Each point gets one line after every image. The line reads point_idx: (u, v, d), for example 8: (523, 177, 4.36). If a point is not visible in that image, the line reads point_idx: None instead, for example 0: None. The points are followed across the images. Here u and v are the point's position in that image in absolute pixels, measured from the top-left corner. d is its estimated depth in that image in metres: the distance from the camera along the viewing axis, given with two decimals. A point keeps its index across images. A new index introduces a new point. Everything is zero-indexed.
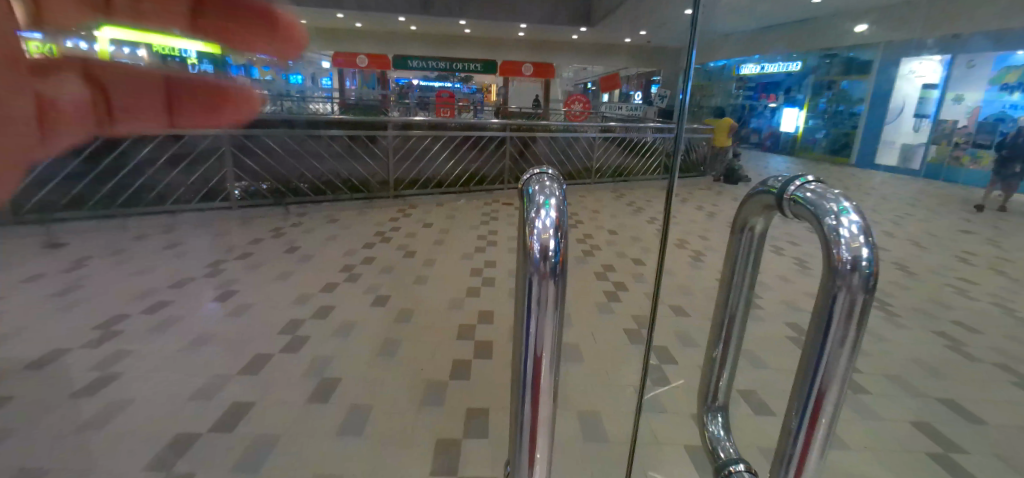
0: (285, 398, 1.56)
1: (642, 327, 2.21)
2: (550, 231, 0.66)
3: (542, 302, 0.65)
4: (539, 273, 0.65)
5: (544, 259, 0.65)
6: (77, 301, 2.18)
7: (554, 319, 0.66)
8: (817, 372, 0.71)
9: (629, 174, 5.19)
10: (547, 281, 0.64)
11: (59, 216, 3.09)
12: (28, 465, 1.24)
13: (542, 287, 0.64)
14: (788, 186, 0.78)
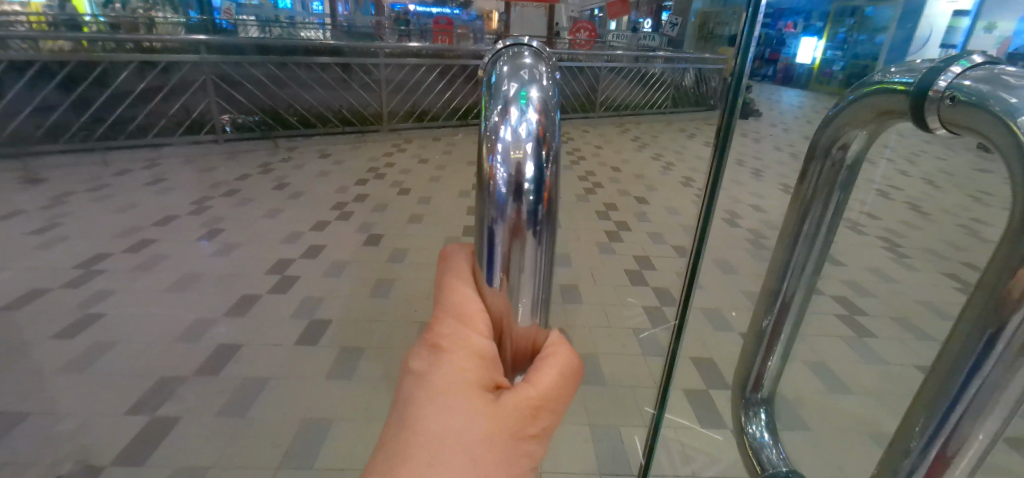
0: (274, 340, 1.51)
1: (644, 268, 2.15)
2: (526, 147, 0.36)
3: (515, 275, 0.37)
4: (505, 226, 0.36)
5: (516, 200, 0.36)
6: (60, 238, 2.13)
7: (538, 302, 0.38)
8: (956, 403, 0.37)
9: (639, 108, 4.95)
10: (522, 240, 0.37)
11: (35, 148, 2.95)
12: (15, 401, 1.24)
13: (512, 252, 0.36)
14: (940, 74, 0.41)
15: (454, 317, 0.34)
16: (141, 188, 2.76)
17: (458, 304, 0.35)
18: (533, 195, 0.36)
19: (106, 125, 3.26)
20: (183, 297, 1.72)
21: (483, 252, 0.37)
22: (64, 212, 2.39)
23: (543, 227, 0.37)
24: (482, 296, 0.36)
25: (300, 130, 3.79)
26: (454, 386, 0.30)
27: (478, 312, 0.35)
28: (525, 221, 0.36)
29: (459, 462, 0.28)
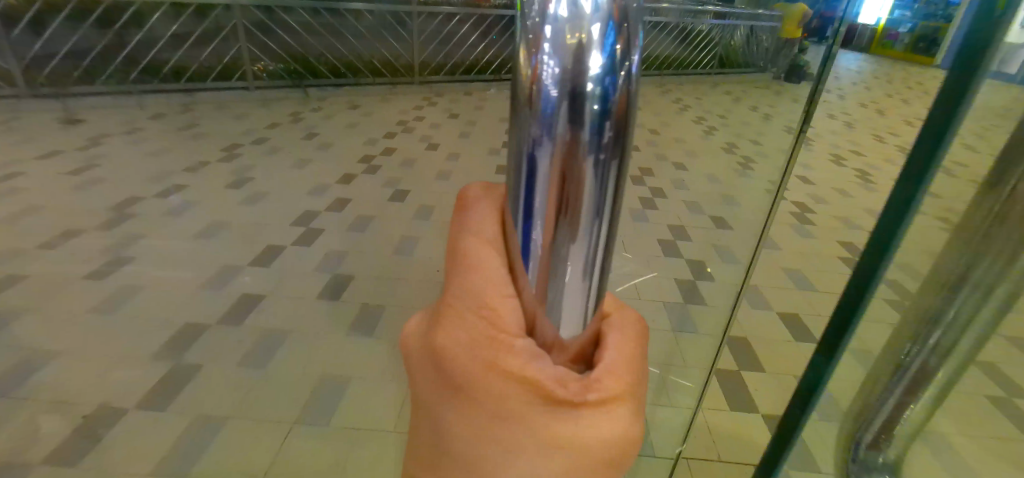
0: (297, 292, 1.51)
1: (677, 238, 2.05)
2: (592, 29, 0.25)
3: (564, 231, 0.29)
4: (553, 166, 0.27)
5: (572, 118, 0.26)
6: (96, 179, 2.16)
7: (590, 263, 0.31)
8: None
9: (685, 68, 4.71)
10: (575, 188, 0.28)
11: (73, 90, 2.99)
12: (49, 338, 1.28)
13: (558, 210, 0.28)
14: None
15: (483, 339, 0.30)
16: (174, 133, 2.77)
17: (487, 309, 0.30)
18: (598, 108, 0.26)
19: (141, 68, 3.26)
20: (209, 245, 1.73)
21: (520, 200, 0.29)
22: (101, 153, 2.43)
23: (607, 164, 0.28)
24: (519, 293, 0.31)
25: (330, 80, 3.72)
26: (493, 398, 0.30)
27: (515, 323, 0.30)
28: (580, 163, 0.27)
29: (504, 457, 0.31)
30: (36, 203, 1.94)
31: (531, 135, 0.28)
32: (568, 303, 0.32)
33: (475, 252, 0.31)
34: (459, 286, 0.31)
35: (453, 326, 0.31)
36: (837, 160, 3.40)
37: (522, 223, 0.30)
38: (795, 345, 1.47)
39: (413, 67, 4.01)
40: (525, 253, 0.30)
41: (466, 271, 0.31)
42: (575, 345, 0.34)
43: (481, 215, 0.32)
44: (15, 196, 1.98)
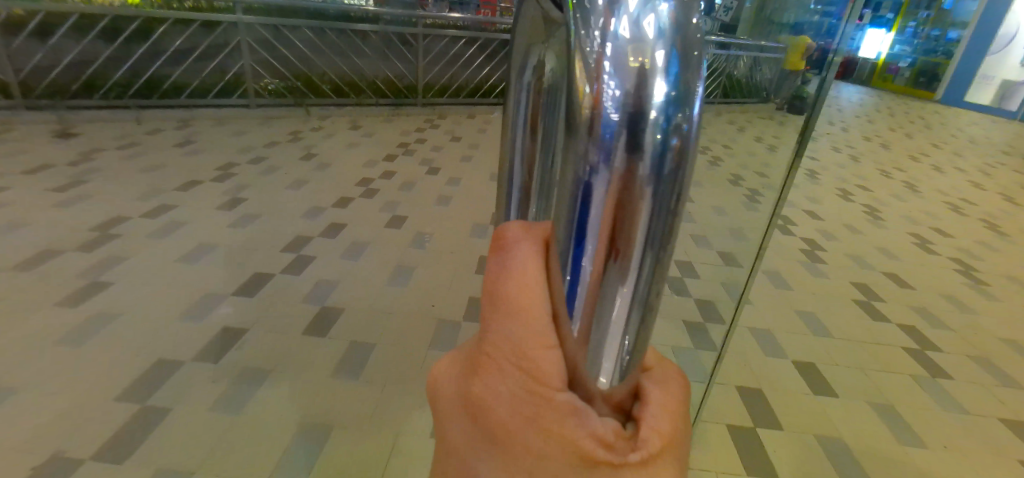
0: (281, 326, 1.42)
1: (685, 273, 1.97)
2: (653, 55, 0.23)
3: (618, 264, 0.25)
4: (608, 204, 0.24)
5: (632, 144, 0.23)
6: (83, 195, 2.09)
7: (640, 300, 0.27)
8: None
9: None
10: (632, 227, 0.24)
11: (70, 102, 2.94)
12: (9, 371, 1.19)
13: (613, 243, 0.25)
14: None
15: (522, 393, 0.25)
16: (170, 149, 2.71)
17: (525, 357, 0.25)
18: (661, 137, 0.23)
19: (141, 82, 3.22)
20: (194, 270, 1.64)
21: (562, 236, 0.26)
22: (91, 168, 2.36)
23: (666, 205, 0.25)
24: (561, 340, 0.26)
25: (332, 99, 3.69)
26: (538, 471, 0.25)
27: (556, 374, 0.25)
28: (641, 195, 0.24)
29: None
30: (16, 220, 1.86)
31: (583, 165, 0.24)
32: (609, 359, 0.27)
33: (508, 283, 0.26)
34: (492, 329, 0.27)
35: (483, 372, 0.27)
36: (844, 193, 3.34)
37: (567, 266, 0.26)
38: (814, 398, 1.38)
39: (416, 88, 4.00)
40: (572, 294, 0.26)
41: (500, 315, 0.26)
42: (619, 398, 0.29)
43: (516, 239, 0.28)
44: None
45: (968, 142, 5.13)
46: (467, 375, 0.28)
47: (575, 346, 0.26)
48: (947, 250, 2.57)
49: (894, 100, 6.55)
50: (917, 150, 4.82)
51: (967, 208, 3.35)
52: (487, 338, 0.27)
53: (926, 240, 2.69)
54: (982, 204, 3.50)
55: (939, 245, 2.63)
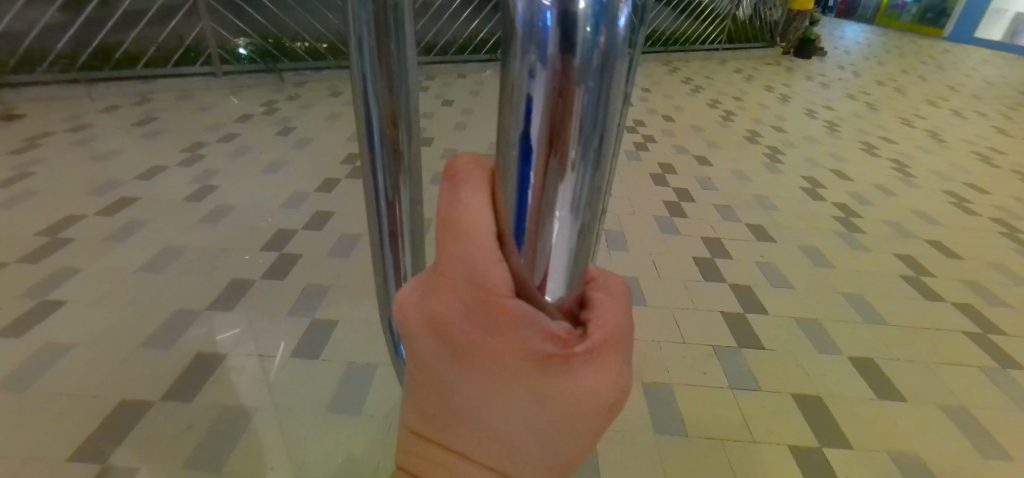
0: (264, 349, 1.22)
1: (714, 254, 1.78)
2: None
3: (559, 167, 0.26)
4: (542, 133, 0.25)
5: (564, 44, 0.23)
6: (27, 191, 1.81)
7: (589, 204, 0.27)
8: None
9: (690, 43, 5.10)
10: (568, 125, 0.25)
11: (9, 77, 2.58)
12: None
13: (553, 137, 0.25)
14: None
15: (475, 303, 0.26)
16: (129, 130, 2.40)
17: (473, 274, 0.25)
18: (591, 34, 0.23)
19: (89, 51, 2.82)
20: (159, 281, 1.41)
21: (512, 143, 0.26)
22: (38, 157, 2.06)
23: (602, 115, 0.25)
24: (506, 256, 0.26)
25: (308, 61, 3.31)
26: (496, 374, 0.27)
27: (504, 283, 0.26)
28: (571, 120, 0.25)
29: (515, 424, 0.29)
30: None
31: (522, 70, 0.25)
32: (559, 269, 0.28)
33: (464, 207, 0.27)
34: (442, 249, 0.27)
35: (437, 292, 0.28)
36: (868, 148, 3.12)
37: (513, 179, 0.26)
38: (878, 405, 1.21)
39: None
40: (519, 206, 0.27)
41: (452, 237, 0.26)
42: (568, 303, 0.30)
43: (469, 171, 0.29)
44: None
45: (985, 81, 4.87)
46: (429, 293, 0.28)
47: (522, 262, 0.27)
48: (985, 209, 2.39)
49: (904, 40, 6.21)
50: (934, 94, 4.56)
51: (997, 159, 3.14)
52: (440, 256, 0.27)
53: (962, 198, 2.50)
54: (1011, 153, 3.29)
55: (976, 204, 2.44)
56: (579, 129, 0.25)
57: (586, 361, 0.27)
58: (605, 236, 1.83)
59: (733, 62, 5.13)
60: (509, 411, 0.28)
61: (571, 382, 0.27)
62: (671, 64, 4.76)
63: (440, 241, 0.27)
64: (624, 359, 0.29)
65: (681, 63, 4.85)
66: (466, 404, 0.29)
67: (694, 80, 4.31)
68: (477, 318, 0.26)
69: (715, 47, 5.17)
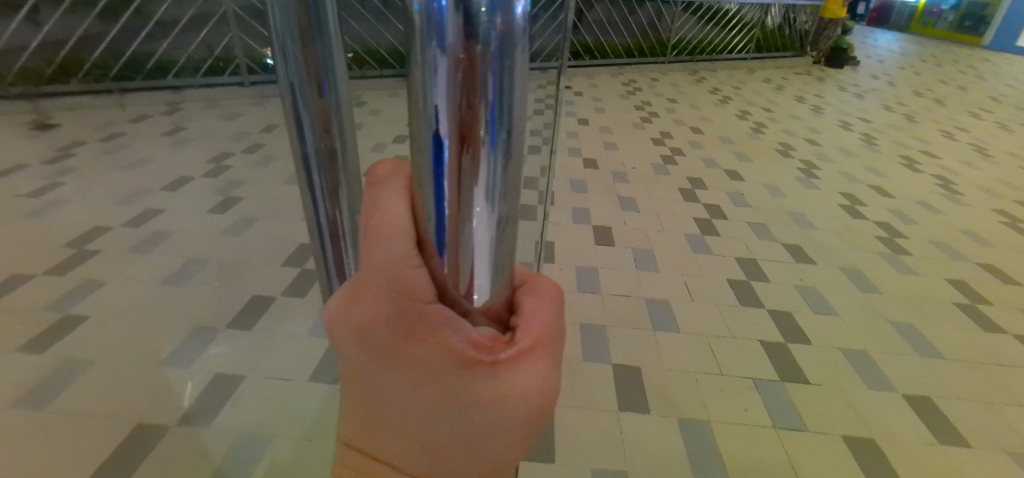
0: (282, 371, 1.18)
1: (750, 276, 1.70)
2: None
3: (471, 169, 0.26)
4: (451, 128, 0.25)
5: (465, 33, 0.23)
6: (56, 201, 1.82)
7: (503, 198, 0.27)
8: None
9: (716, 51, 5.00)
10: (477, 126, 0.25)
11: (45, 88, 2.65)
12: None
13: (463, 136, 0.25)
14: None
15: (395, 310, 0.25)
16: (158, 140, 2.43)
17: (393, 276, 0.25)
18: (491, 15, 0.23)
19: (122, 61, 2.87)
20: (179, 295, 1.39)
21: (424, 144, 0.27)
22: (69, 167, 2.09)
23: (508, 108, 0.25)
24: (426, 260, 0.27)
25: None
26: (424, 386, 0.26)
27: (427, 288, 0.26)
28: (479, 117, 0.25)
29: (449, 439, 0.27)
30: None
31: (425, 62, 0.24)
32: (483, 271, 0.28)
33: (381, 214, 0.28)
34: (362, 256, 0.27)
35: (354, 302, 0.27)
36: (909, 162, 2.98)
37: (429, 179, 0.27)
38: (940, 452, 1.12)
39: None
40: (434, 212, 0.27)
41: (373, 244, 0.27)
42: (498, 310, 0.30)
43: (389, 177, 0.31)
44: None
45: None
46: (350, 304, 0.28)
47: (447, 268, 0.27)
48: None
49: (941, 48, 5.99)
50: (977, 105, 4.36)
51: None
52: (361, 263, 0.27)
53: (1015, 217, 2.35)
54: None
55: None
56: (487, 126, 0.25)
57: (517, 365, 0.26)
58: (633, 254, 1.76)
59: (761, 71, 5.00)
60: (433, 425, 0.27)
61: (499, 386, 0.26)
62: (697, 73, 4.66)
63: (362, 247, 0.27)
64: (552, 362, 0.29)
65: (707, 72, 4.75)
66: (395, 421, 0.28)
67: (721, 90, 4.21)
68: (398, 325, 0.25)
69: (742, 55, 5.05)
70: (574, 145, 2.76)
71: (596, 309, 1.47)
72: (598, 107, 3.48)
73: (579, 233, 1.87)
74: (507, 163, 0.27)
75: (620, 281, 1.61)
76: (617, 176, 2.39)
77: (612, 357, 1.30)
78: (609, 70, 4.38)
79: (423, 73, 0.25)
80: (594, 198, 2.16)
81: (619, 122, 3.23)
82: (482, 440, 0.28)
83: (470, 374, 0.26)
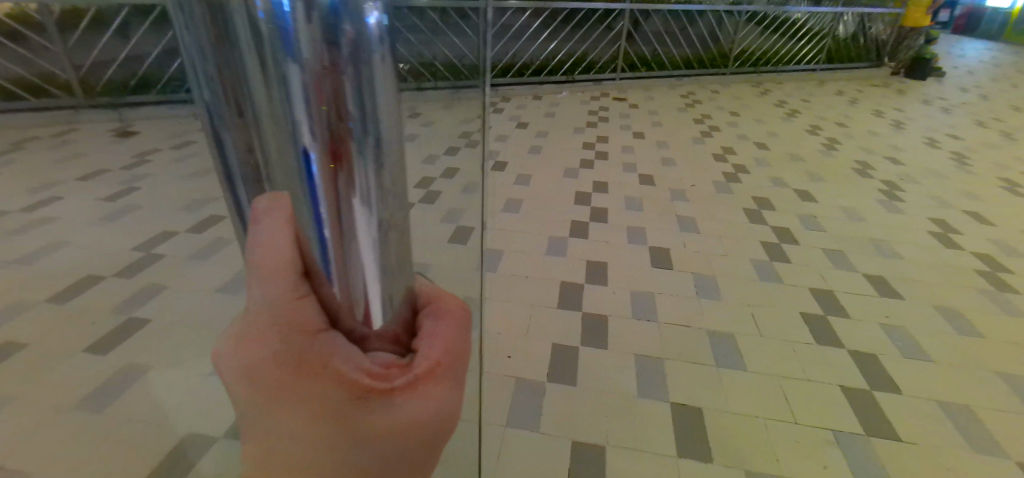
0: None
1: (824, 310, 1.54)
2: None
3: (349, 200, 0.34)
4: (321, 144, 0.31)
5: (324, 66, 0.29)
6: (130, 206, 1.93)
7: (373, 224, 0.37)
8: None
9: (781, 62, 4.74)
10: (347, 147, 0.33)
11: (129, 99, 2.86)
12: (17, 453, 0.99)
13: (337, 158, 0.33)
14: None
15: (292, 353, 0.33)
16: None
17: (286, 316, 0.32)
18: (346, 29, 0.30)
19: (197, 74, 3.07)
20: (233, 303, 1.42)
21: (298, 176, 0.32)
22: (145, 173, 2.23)
23: (368, 124, 0.34)
24: (314, 295, 0.34)
25: None
26: (321, 409, 0.34)
27: (317, 320, 0.34)
28: (346, 131, 0.32)
29: (337, 443, 0.36)
30: (59, 237, 1.70)
31: (286, 87, 0.29)
32: (368, 296, 0.37)
33: (263, 249, 0.32)
34: (256, 295, 0.33)
35: (251, 339, 0.33)
36: (1010, 185, 2.66)
37: (303, 199, 0.32)
38: None
39: None
40: (313, 236, 0.33)
41: (262, 288, 0.32)
42: (381, 326, 0.39)
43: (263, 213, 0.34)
44: (43, 227, 1.77)
45: None
46: (243, 342, 0.34)
47: (340, 302, 0.36)
48: None
49: None
50: None
51: None
52: (256, 304, 0.33)
53: None
54: None
55: None
56: (354, 143, 0.33)
57: (410, 399, 0.37)
58: (693, 280, 1.64)
59: (832, 83, 4.69)
60: (332, 439, 0.36)
61: (388, 408, 0.36)
62: (761, 85, 4.42)
63: (254, 287, 0.33)
64: (444, 384, 0.40)
65: (772, 84, 4.50)
66: (288, 437, 0.35)
67: (788, 103, 3.96)
68: (290, 357, 0.33)
69: (811, 67, 4.76)
70: (628, 160, 2.66)
71: (651, 338, 1.37)
72: (653, 121, 3.36)
73: (634, 255, 1.77)
74: (375, 164, 0.36)
75: (679, 309, 1.50)
76: (675, 194, 2.27)
77: (670, 395, 1.20)
78: (666, 82, 4.24)
79: (277, 86, 0.29)
80: (649, 216, 2.05)
81: (676, 136, 3.10)
82: (377, 445, 0.37)
83: (364, 398, 0.35)
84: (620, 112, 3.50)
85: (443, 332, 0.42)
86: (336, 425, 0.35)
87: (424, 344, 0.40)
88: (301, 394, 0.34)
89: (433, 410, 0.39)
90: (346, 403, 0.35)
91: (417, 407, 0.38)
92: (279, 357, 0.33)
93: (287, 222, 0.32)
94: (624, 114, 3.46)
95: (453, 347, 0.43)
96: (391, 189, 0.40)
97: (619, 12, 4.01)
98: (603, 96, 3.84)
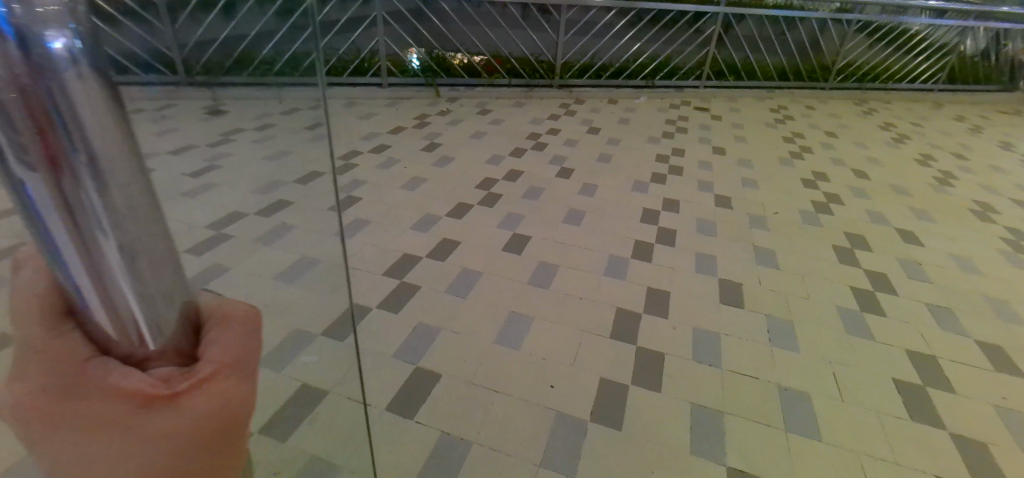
0: (364, 395, 1.15)
1: (922, 378, 1.33)
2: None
3: (96, 229, 0.28)
4: (40, 171, 0.26)
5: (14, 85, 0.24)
6: (209, 184, 2.04)
7: (137, 252, 0.31)
8: None
9: (892, 79, 4.26)
10: (67, 167, 0.26)
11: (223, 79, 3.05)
12: None
13: (59, 177, 0.26)
14: None
15: (53, 382, 0.30)
16: (300, 133, 2.65)
17: (40, 348, 0.30)
18: (38, 56, 0.25)
19: (285, 58, 3.23)
20: (286, 293, 1.45)
21: (30, 208, 0.28)
22: (227, 151, 2.35)
23: (90, 143, 0.27)
24: (76, 323, 0.31)
25: (464, 78, 3.49)
26: (109, 431, 0.32)
27: (80, 348, 0.31)
28: (69, 154, 0.26)
29: (143, 463, 0.34)
30: None
31: None
32: (147, 324, 0.32)
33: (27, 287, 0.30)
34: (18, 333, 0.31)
35: (16, 380, 0.31)
36: None
37: (42, 236, 0.28)
38: None
39: (554, 67, 3.61)
40: (62, 271, 0.29)
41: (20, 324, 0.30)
42: (176, 348, 0.35)
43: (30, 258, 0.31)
44: None
45: None
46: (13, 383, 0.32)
47: (103, 331, 0.31)
48: None
49: None
50: None
51: None
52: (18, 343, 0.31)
53: None
54: None
55: None
56: (79, 164, 0.27)
57: (205, 398, 0.34)
58: (766, 323, 1.47)
59: (952, 106, 4.14)
60: (136, 462, 0.34)
61: (179, 413, 0.34)
62: (864, 104, 3.99)
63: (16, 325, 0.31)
64: (241, 378, 0.37)
65: (878, 103, 4.04)
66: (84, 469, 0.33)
67: (895, 126, 3.54)
68: (57, 387, 0.30)
69: (927, 86, 4.24)
70: (704, 176, 2.48)
71: (712, 388, 1.24)
72: (736, 135, 3.11)
73: (701, 286, 1.62)
74: (106, 191, 0.28)
75: (747, 356, 1.34)
76: (754, 220, 2.07)
77: (726, 457, 1.08)
78: (755, 93, 3.93)
79: None
80: (722, 243, 1.88)
81: (761, 154, 2.85)
82: (180, 455, 0.35)
83: (148, 410, 0.32)
84: (700, 123, 3.28)
85: (234, 331, 0.39)
86: (135, 444, 0.33)
87: (210, 346, 0.37)
88: (73, 421, 0.31)
89: (235, 410, 0.37)
90: (134, 421, 0.32)
91: (210, 411, 0.35)
92: (46, 390, 0.31)
93: (43, 267, 0.30)
94: (704, 126, 3.24)
95: (254, 346, 0.40)
96: (147, 207, 0.32)
97: (711, 15, 3.74)
98: (683, 104, 3.62)
